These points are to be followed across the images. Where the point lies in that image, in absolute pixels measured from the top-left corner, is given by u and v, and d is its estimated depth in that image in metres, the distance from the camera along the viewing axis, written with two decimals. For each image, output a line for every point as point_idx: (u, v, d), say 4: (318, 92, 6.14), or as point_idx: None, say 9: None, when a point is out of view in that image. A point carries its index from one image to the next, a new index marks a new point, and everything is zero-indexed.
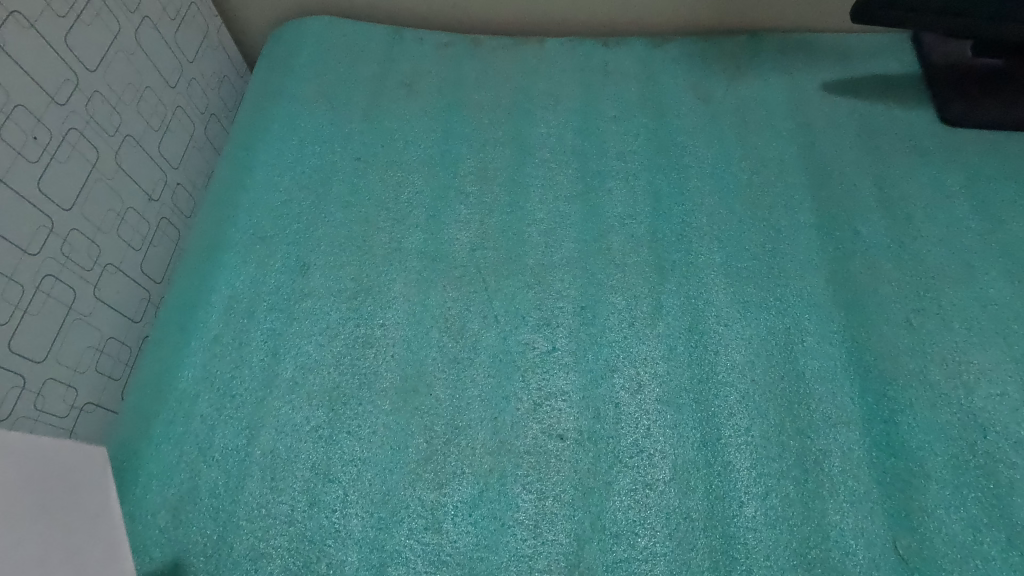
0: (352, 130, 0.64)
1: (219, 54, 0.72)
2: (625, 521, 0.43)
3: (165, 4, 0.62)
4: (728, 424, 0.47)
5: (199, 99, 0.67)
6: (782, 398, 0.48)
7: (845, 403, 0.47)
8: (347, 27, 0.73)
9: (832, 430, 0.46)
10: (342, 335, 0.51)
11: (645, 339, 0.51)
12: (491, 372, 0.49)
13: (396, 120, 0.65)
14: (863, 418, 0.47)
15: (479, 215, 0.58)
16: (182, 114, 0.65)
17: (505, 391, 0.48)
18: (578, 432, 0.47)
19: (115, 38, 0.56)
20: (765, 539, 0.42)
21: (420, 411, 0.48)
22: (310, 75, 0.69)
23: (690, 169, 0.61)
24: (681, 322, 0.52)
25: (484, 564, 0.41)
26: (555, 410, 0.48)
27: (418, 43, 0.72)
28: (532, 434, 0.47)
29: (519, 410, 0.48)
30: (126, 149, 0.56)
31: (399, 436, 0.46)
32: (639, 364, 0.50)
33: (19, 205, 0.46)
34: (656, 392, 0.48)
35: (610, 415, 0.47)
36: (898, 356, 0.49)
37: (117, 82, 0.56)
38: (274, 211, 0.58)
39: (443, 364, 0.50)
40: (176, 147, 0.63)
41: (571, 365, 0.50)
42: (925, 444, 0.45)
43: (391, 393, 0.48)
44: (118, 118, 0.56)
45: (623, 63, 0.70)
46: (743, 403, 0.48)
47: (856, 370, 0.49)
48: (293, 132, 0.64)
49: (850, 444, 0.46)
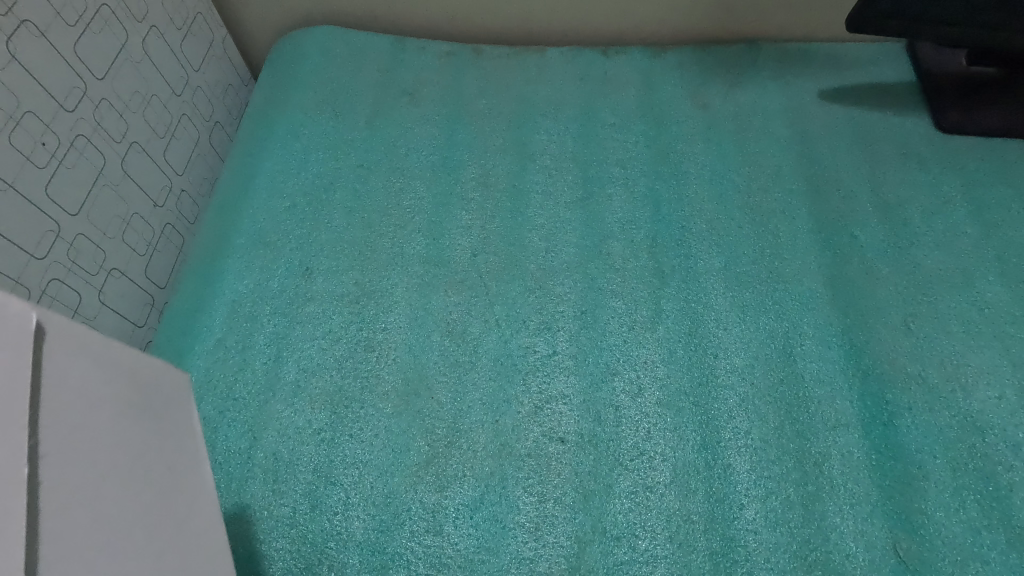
0: (354, 136, 0.65)
1: (224, 62, 0.73)
2: (625, 523, 0.43)
3: (172, 13, 0.63)
4: (728, 427, 0.47)
5: (204, 106, 0.68)
6: (781, 402, 0.48)
7: (845, 406, 0.48)
8: (350, 36, 0.74)
9: (832, 433, 0.47)
10: (344, 341, 0.52)
11: (645, 343, 0.51)
12: (491, 376, 0.50)
13: (398, 127, 0.66)
14: (862, 421, 0.47)
15: (479, 221, 0.59)
16: (188, 121, 0.66)
17: (505, 395, 0.49)
18: (578, 435, 0.47)
19: (123, 47, 0.56)
20: (763, 540, 0.43)
21: (421, 415, 0.48)
22: (312, 82, 0.69)
23: (689, 174, 0.61)
24: (681, 326, 0.52)
25: (486, 566, 0.42)
26: (556, 413, 0.48)
27: (420, 51, 0.73)
28: (532, 437, 0.47)
29: (519, 414, 0.48)
30: (132, 155, 0.57)
31: (400, 440, 0.47)
32: (640, 368, 0.50)
33: (27, 210, 0.47)
34: (656, 396, 0.49)
35: (610, 418, 0.48)
36: (896, 360, 0.49)
37: (124, 90, 0.57)
38: (277, 217, 0.59)
39: (443, 369, 0.50)
40: (181, 154, 0.64)
41: (572, 369, 0.50)
42: (924, 447, 0.46)
43: (392, 398, 0.49)
44: (125, 124, 0.56)
45: (623, 69, 0.70)
46: (742, 405, 0.48)
47: (855, 374, 0.49)
48: (296, 138, 0.65)
49: (849, 447, 0.46)
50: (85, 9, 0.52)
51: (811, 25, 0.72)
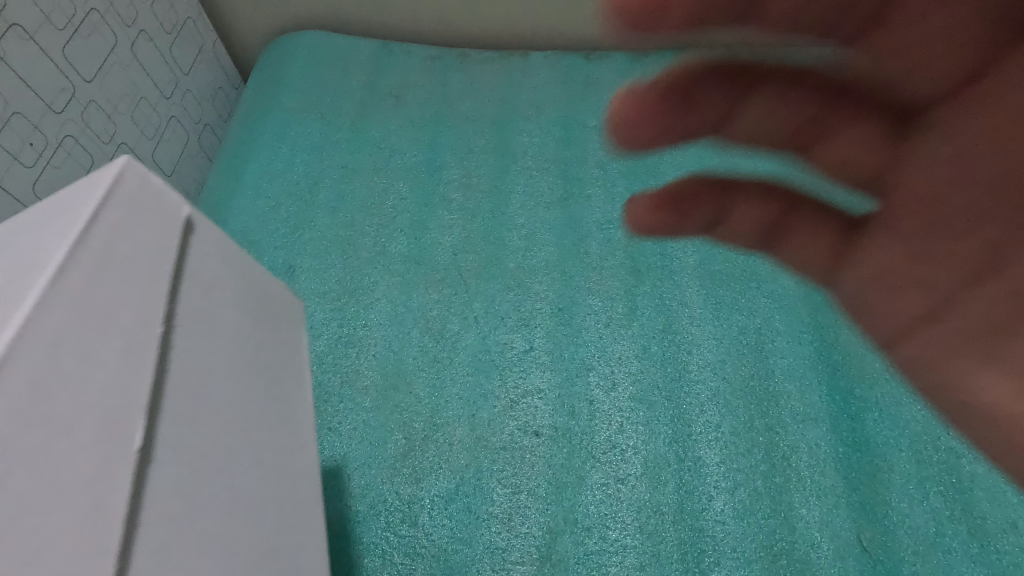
0: (340, 138, 0.66)
1: (214, 66, 0.74)
2: (596, 514, 0.44)
3: (161, 18, 0.64)
4: (699, 420, 0.48)
5: (193, 108, 0.70)
6: (752, 396, 0.49)
7: (814, 400, 0.49)
8: (338, 41, 0.75)
9: (801, 426, 0.48)
10: (326, 337, 0.53)
11: (620, 338, 0.52)
12: (469, 371, 0.51)
13: (383, 129, 0.67)
14: (831, 414, 0.48)
15: (460, 220, 0.60)
16: (177, 123, 0.67)
17: (482, 389, 0.50)
18: (553, 428, 0.48)
19: (111, 50, 0.58)
20: (729, 530, 0.44)
21: (399, 409, 0.49)
22: (300, 86, 0.71)
23: (667, 175, 0.62)
24: (656, 322, 0.53)
25: (459, 556, 0.43)
26: (531, 407, 0.49)
27: (407, 56, 0.74)
28: (507, 430, 0.48)
29: (496, 408, 0.49)
30: (120, 156, 0.59)
31: (378, 433, 0.48)
32: (614, 363, 0.51)
33: (14, 208, 0.48)
34: (629, 390, 0.50)
35: (584, 412, 0.49)
36: (864, 356, 0.50)
37: (113, 92, 0.58)
38: (262, 216, 0.60)
39: (422, 364, 0.51)
40: (169, 155, 0.65)
41: (548, 364, 0.51)
42: (890, 440, 0.47)
43: (372, 392, 0.50)
44: (113, 126, 0.58)
45: (605, 73, 0.72)
46: (714, 399, 0.49)
47: (825, 369, 0.50)
48: (282, 140, 0.66)
49: (817, 440, 0.47)
50: (74, 13, 0.53)
51: None
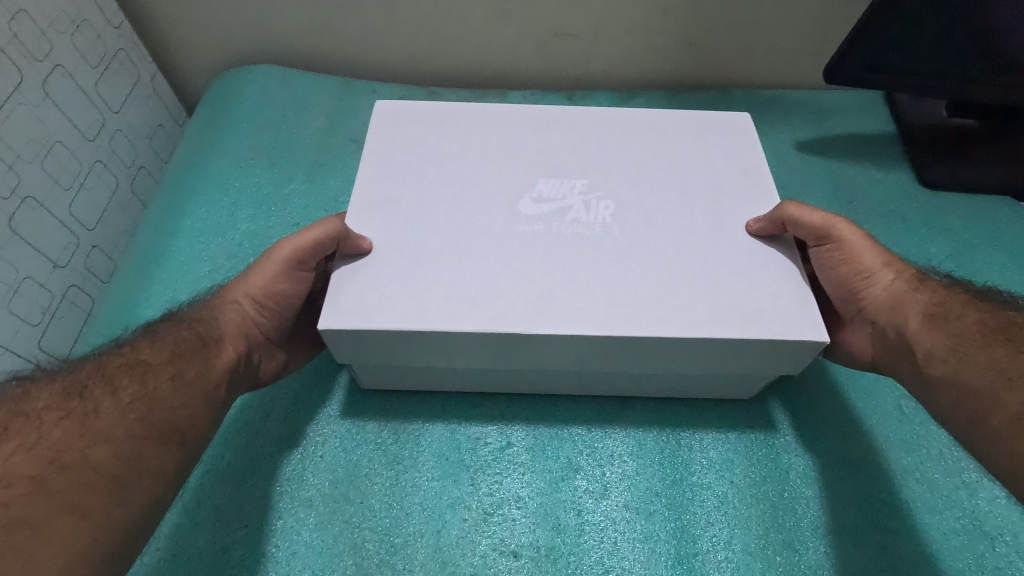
0: (291, 189, 0.62)
1: (150, 101, 0.66)
2: None
3: (85, 51, 0.56)
4: (705, 536, 0.41)
5: (124, 149, 0.62)
6: (766, 503, 0.42)
7: (840, 506, 0.42)
8: (295, 77, 0.70)
9: (822, 541, 0.41)
10: (263, 432, 0.45)
11: (611, 432, 0.45)
12: (435, 474, 0.43)
13: (339, 180, 0.63)
14: (859, 526, 0.41)
15: None
16: (103, 169, 0.59)
17: (450, 498, 0.42)
18: (534, 547, 0.40)
19: (15, 90, 0.48)
20: None
21: (350, 524, 0.41)
22: (250, 126, 0.66)
23: None
24: (652, 413, 0.46)
25: None
26: (507, 520, 0.41)
27: (371, 96, 0.69)
28: (480, 551, 0.40)
29: (466, 523, 0.41)
30: (25, 212, 0.50)
31: (324, 558, 0.40)
32: (606, 462, 0.44)
33: None
34: (623, 498, 0.42)
35: (571, 526, 0.41)
36: (890, 452, 0.44)
37: (15, 139, 0.49)
38: (222, 205, 0.60)
39: (379, 465, 0.43)
40: (89, 206, 0.57)
41: (527, 465, 0.44)
42: (929, 559, 0.40)
43: (317, 503, 0.42)
44: (16, 176, 0.49)
45: None
46: (721, 508, 0.42)
47: (847, 467, 0.44)
48: (251, 185, 0.62)
49: (846, 559, 0.40)
50: None
51: (788, 72, 0.71)
